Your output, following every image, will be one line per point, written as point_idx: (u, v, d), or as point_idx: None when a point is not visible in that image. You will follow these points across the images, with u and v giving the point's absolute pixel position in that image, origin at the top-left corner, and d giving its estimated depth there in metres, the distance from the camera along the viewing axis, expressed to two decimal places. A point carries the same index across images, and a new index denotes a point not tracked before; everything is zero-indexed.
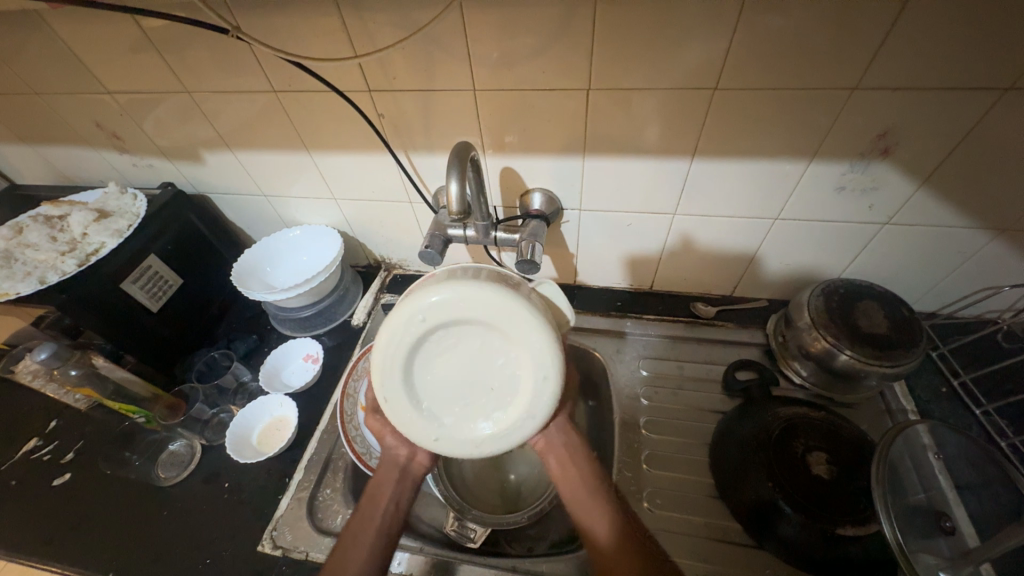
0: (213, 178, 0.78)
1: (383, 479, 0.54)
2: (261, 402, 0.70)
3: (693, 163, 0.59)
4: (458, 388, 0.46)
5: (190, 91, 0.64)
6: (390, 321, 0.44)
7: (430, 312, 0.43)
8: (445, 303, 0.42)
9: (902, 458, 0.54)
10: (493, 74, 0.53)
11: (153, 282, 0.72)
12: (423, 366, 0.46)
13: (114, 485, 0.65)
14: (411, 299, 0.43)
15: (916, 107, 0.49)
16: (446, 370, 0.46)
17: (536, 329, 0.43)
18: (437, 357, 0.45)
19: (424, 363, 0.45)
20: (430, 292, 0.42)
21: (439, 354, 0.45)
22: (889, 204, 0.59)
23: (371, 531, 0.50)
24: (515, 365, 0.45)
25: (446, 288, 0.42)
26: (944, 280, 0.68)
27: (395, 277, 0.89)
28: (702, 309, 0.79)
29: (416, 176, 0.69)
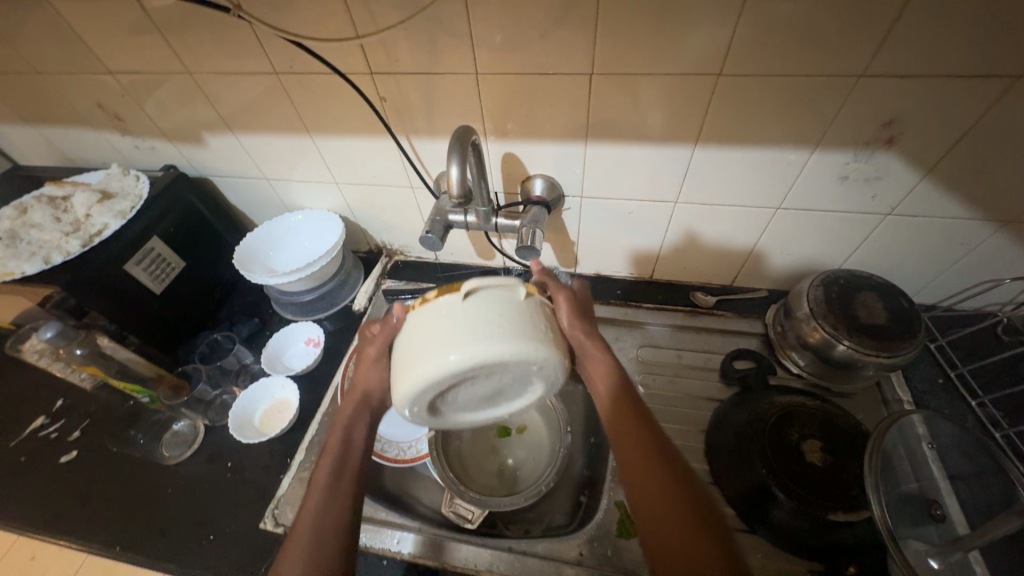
0: (215, 161, 0.78)
1: (346, 415, 0.54)
2: (262, 384, 0.71)
3: (695, 150, 0.59)
4: (487, 393, 0.49)
5: (192, 73, 0.63)
6: (403, 390, 0.42)
7: (445, 379, 0.41)
8: (459, 368, 0.40)
9: (896, 448, 0.55)
10: (496, 58, 0.53)
11: (156, 264, 0.72)
12: (448, 396, 0.47)
13: (119, 462, 0.67)
14: (424, 368, 0.40)
15: (921, 96, 0.48)
16: (467, 393, 0.48)
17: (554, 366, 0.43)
18: (460, 391, 0.47)
19: (450, 396, 0.47)
20: (443, 360, 0.39)
21: (461, 389, 0.46)
22: (892, 194, 0.59)
23: (345, 470, 0.50)
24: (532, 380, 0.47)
25: (460, 359, 0.39)
26: (945, 272, 0.67)
27: (396, 263, 0.90)
28: (701, 298, 0.79)
29: (417, 160, 0.68)
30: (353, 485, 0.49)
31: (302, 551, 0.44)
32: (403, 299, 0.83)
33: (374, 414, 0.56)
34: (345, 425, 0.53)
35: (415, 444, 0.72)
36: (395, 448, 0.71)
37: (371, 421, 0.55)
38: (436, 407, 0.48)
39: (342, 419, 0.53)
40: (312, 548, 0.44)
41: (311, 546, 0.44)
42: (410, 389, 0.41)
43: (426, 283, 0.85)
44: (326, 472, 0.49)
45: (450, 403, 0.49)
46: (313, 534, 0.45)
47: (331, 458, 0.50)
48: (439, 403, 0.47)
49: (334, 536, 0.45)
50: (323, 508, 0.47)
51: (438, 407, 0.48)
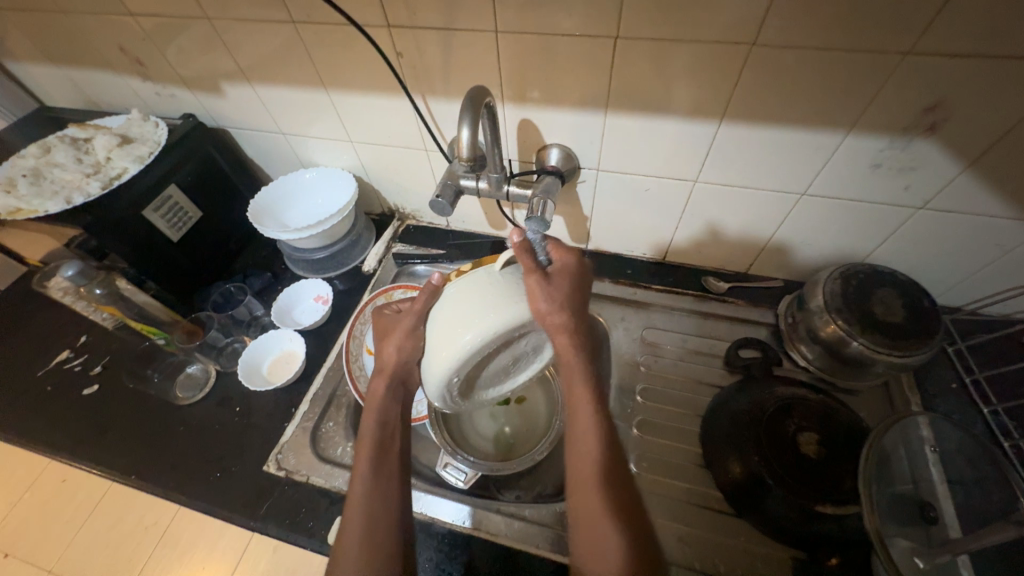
0: (233, 112, 0.78)
1: (380, 396, 0.57)
2: (270, 335, 0.73)
3: (720, 127, 0.56)
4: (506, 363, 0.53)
5: (209, 18, 0.62)
6: (435, 376, 0.46)
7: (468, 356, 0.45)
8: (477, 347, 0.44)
9: (895, 447, 0.54)
10: (517, 15, 0.50)
11: (173, 212, 0.74)
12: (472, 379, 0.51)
13: (136, 398, 0.70)
14: (449, 351, 0.45)
15: (971, 80, 0.45)
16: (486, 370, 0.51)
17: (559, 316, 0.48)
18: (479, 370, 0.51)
19: (472, 378, 0.51)
20: (464, 341, 0.44)
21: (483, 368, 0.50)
22: (926, 186, 0.55)
23: (386, 447, 0.55)
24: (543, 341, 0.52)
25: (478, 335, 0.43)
26: (975, 274, 0.64)
27: (407, 227, 0.90)
28: (714, 285, 0.77)
29: (432, 122, 0.67)
30: (397, 460, 0.55)
31: (359, 519, 0.49)
32: (412, 264, 0.83)
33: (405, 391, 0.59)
34: (381, 403, 0.57)
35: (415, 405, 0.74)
36: None
37: (403, 397, 0.59)
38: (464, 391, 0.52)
39: (376, 400, 0.57)
40: (368, 515, 0.49)
41: (366, 515, 0.49)
42: (442, 375, 0.46)
43: (436, 249, 0.85)
44: (370, 449, 0.54)
45: (474, 385, 0.52)
46: (368, 505, 0.50)
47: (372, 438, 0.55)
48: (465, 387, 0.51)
49: (387, 503, 0.51)
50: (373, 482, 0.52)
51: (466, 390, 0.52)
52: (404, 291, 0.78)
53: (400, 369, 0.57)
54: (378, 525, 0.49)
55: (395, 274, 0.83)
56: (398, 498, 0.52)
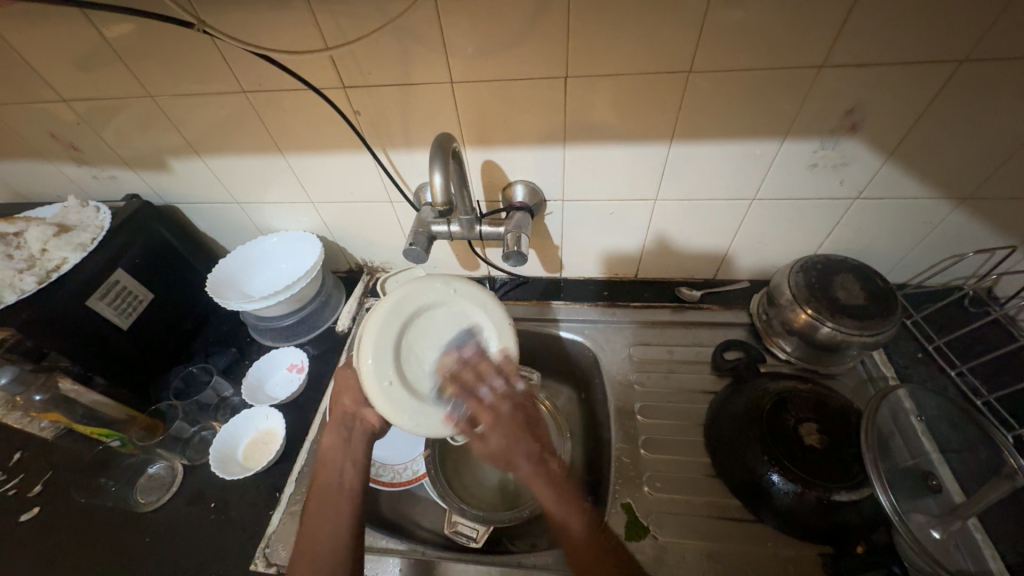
0: (182, 187, 0.75)
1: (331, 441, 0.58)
2: (244, 416, 0.67)
3: (671, 147, 0.60)
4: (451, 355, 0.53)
5: (154, 96, 0.61)
6: (367, 380, 0.50)
7: (376, 370, 0.50)
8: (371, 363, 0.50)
9: (888, 423, 0.56)
10: (470, 67, 0.53)
11: (121, 298, 0.68)
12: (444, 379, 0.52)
13: (87, 514, 0.61)
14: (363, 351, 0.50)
15: (877, 85, 0.51)
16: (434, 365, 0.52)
17: (409, 281, 0.53)
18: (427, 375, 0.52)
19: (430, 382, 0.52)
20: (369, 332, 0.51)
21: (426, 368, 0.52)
22: (858, 179, 0.61)
23: (334, 494, 0.53)
24: (449, 315, 0.54)
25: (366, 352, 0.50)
26: (913, 251, 0.70)
27: (378, 280, 0.87)
28: (687, 294, 0.80)
29: (395, 174, 0.67)
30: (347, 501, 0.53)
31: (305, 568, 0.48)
32: None
33: (353, 432, 0.59)
34: (327, 452, 0.57)
35: (411, 465, 0.69)
36: (390, 470, 0.69)
37: (350, 440, 0.58)
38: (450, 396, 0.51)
39: (328, 446, 0.57)
40: (312, 562, 0.48)
41: (311, 560, 0.48)
42: (368, 369, 0.50)
43: None
44: (316, 499, 0.53)
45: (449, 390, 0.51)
46: (312, 553, 0.49)
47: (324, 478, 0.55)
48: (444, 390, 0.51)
49: (331, 549, 0.49)
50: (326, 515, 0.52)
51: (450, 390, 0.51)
52: None
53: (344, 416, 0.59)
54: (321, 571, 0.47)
55: None
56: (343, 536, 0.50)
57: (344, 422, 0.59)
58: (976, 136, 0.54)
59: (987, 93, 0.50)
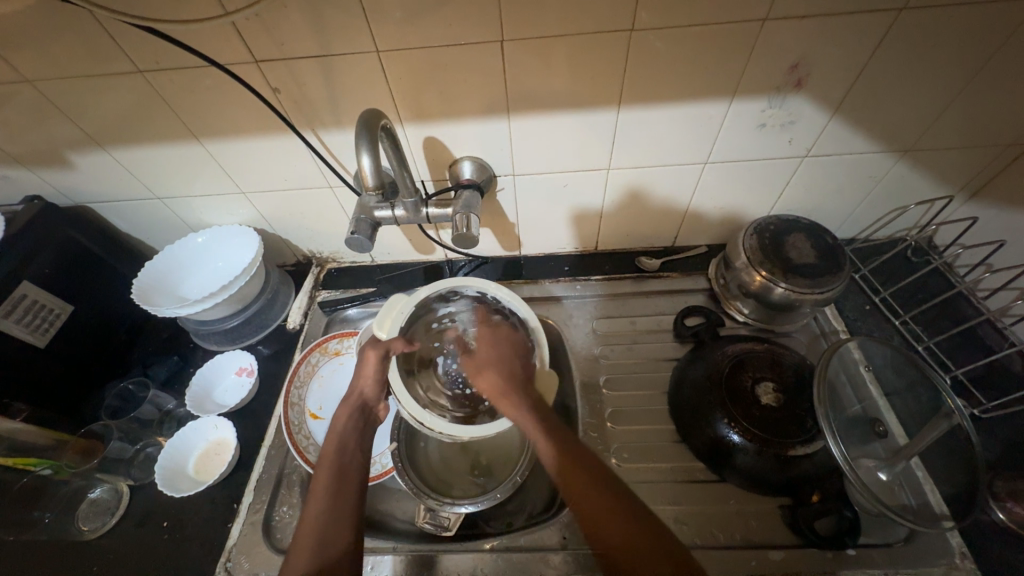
0: (91, 186, 0.67)
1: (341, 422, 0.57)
2: (185, 431, 0.63)
3: (620, 114, 0.57)
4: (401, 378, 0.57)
5: (34, 82, 0.53)
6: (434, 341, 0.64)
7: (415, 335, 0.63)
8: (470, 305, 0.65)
9: (837, 375, 0.58)
10: (397, 33, 0.48)
11: (33, 314, 0.62)
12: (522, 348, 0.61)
13: (24, 549, 0.57)
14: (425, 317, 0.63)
15: (821, 37, 0.50)
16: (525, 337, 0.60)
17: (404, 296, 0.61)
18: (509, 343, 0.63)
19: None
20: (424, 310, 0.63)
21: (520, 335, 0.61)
22: (807, 137, 0.61)
23: (343, 476, 0.51)
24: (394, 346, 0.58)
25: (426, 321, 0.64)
26: (860, 207, 0.72)
27: (329, 272, 0.83)
28: (647, 263, 0.79)
29: (330, 157, 0.62)
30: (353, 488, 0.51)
31: (308, 548, 0.45)
32: (342, 309, 0.77)
33: (369, 420, 0.58)
34: (340, 433, 0.56)
35: (380, 458, 0.67)
36: None
37: (365, 427, 0.57)
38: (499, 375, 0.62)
39: (335, 430, 0.56)
40: (316, 544, 0.45)
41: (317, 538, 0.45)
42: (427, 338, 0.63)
43: (365, 288, 0.80)
44: (326, 475, 0.51)
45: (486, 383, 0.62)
46: (317, 533, 0.46)
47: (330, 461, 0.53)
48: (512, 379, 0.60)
49: (338, 529, 0.47)
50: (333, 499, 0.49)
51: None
52: (340, 340, 0.72)
53: (360, 397, 0.59)
54: (325, 552, 0.45)
55: (326, 325, 0.77)
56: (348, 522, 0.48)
57: (361, 410, 0.58)
58: (916, 87, 0.54)
59: (926, 41, 0.50)
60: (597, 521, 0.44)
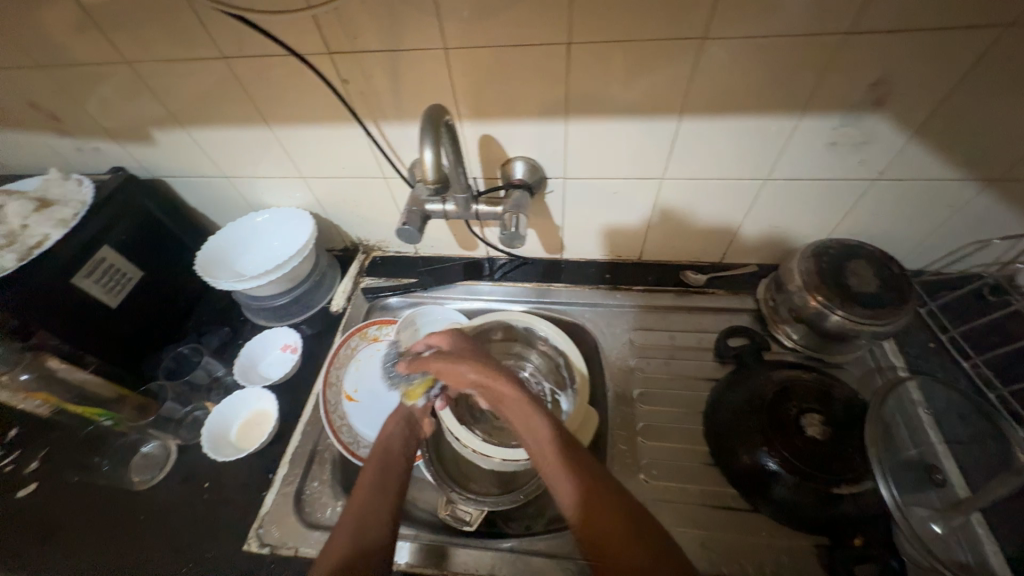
0: (169, 161, 0.72)
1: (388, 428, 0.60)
2: (230, 400, 0.66)
3: (680, 123, 0.56)
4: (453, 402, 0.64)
5: (131, 63, 0.57)
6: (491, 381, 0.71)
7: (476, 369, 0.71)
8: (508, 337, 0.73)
9: (894, 415, 0.54)
10: (465, 31, 0.49)
11: (109, 276, 0.67)
12: (555, 372, 0.70)
13: (84, 491, 0.62)
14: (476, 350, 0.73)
15: (907, 55, 0.47)
16: (562, 356, 0.69)
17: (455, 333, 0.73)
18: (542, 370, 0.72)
19: (543, 378, 0.71)
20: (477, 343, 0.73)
21: (557, 354, 0.70)
22: (880, 159, 0.57)
23: (387, 474, 0.54)
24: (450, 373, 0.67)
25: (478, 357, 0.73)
26: (933, 236, 0.67)
27: (373, 259, 0.85)
28: (692, 277, 0.77)
29: (388, 148, 0.64)
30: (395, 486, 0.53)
31: (348, 534, 0.47)
32: (384, 297, 0.79)
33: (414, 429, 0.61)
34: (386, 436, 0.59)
35: None
36: None
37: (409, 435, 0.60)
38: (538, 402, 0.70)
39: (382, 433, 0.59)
40: (355, 531, 0.47)
41: (357, 527, 0.48)
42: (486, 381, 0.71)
43: (407, 278, 0.82)
44: (371, 473, 0.54)
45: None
46: (360, 519, 0.49)
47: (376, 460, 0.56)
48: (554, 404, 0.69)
49: (378, 519, 0.49)
50: (376, 493, 0.52)
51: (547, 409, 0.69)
52: (380, 327, 0.74)
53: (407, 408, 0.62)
54: (362, 541, 0.47)
55: (367, 311, 0.79)
56: (388, 515, 0.50)
57: (408, 421, 0.61)
58: (1014, 113, 0.50)
59: None
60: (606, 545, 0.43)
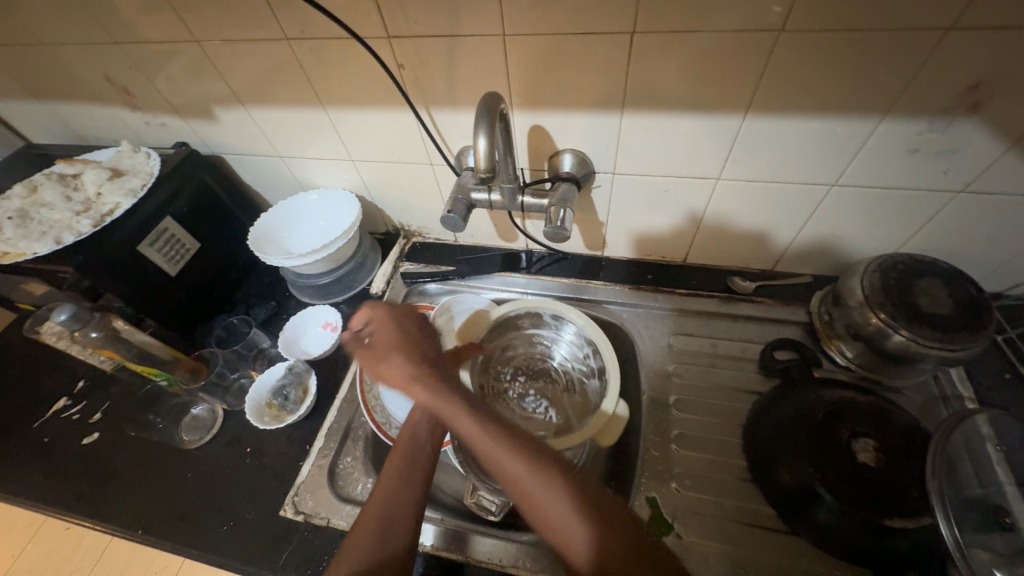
0: (228, 139, 0.75)
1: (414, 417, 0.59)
2: (278, 369, 0.70)
3: (744, 121, 0.53)
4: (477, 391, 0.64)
5: (200, 42, 0.60)
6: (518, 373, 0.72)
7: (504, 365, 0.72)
8: (535, 327, 0.73)
9: (959, 449, 0.50)
10: (526, 17, 0.48)
11: (170, 245, 0.71)
12: (582, 361, 0.70)
13: (140, 445, 0.66)
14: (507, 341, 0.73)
15: (1016, 56, 0.42)
16: (589, 344, 0.68)
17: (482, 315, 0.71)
18: (570, 358, 0.71)
19: (571, 366, 0.71)
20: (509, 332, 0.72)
21: (583, 344, 0.69)
22: (968, 169, 0.52)
23: (413, 465, 0.54)
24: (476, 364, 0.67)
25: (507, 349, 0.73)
26: (1019, 258, 0.61)
27: (414, 245, 0.86)
28: (740, 284, 0.73)
29: (437, 135, 0.64)
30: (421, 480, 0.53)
31: (374, 521, 0.48)
32: (422, 283, 0.80)
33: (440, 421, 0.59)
34: (413, 424, 0.58)
35: None
36: None
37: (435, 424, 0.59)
38: (565, 390, 0.70)
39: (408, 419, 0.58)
40: (382, 520, 0.48)
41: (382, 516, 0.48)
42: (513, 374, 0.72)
43: (446, 266, 0.82)
44: (398, 464, 0.53)
45: (553, 401, 0.70)
46: (386, 509, 0.49)
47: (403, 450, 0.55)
48: (581, 392, 0.69)
49: (401, 515, 0.49)
50: (402, 484, 0.52)
51: (574, 396, 0.69)
52: None
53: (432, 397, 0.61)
54: (388, 533, 0.47)
55: (405, 295, 0.80)
56: (412, 509, 0.50)
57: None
58: None
59: None
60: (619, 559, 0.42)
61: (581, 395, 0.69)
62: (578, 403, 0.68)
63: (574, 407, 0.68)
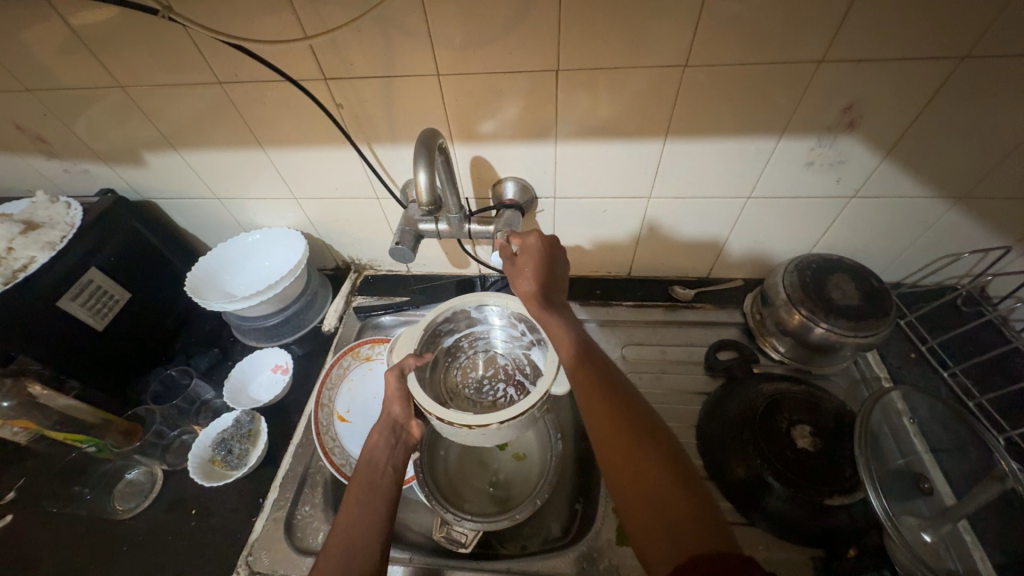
0: (159, 183, 0.72)
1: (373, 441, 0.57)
2: (226, 420, 0.66)
3: (666, 144, 0.58)
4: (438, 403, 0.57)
5: (124, 87, 0.58)
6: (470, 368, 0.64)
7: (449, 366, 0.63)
8: (466, 323, 0.63)
9: (881, 426, 0.55)
10: (458, 58, 0.51)
11: (96, 298, 0.66)
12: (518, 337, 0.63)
13: (63, 523, 0.60)
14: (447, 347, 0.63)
15: (876, 83, 0.50)
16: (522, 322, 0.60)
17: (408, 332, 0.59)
18: (508, 339, 0.64)
19: (512, 347, 0.64)
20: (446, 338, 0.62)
21: (516, 323, 0.61)
22: (855, 177, 0.60)
23: (374, 490, 0.52)
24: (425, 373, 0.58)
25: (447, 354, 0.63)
26: (907, 251, 0.70)
27: (365, 278, 0.85)
28: (681, 292, 0.78)
29: (381, 170, 0.65)
30: (384, 503, 0.51)
31: (334, 558, 0.46)
32: (376, 316, 0.79)
33: (400, 438, 0.57)
34: (371, 450, 0.56)
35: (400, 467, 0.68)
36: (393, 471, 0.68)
37: (395, 444, 0.57)
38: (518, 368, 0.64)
39: (365, 445, 0.56)
40: (343, 554, 0.46)
41: (343, 550, 0.46)
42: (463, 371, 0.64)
43: (399, 296, 0.82)
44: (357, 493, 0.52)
45: (511, 383, 0.63)
46: (347, 543, 0.47)
47: (363, 478, 0.53)
48: (531, 364, 0.63)
49: (362, 547, 0.47)
50: (363, 512, 0.50)
51: (527, 370, 0.63)
52: (372, 346, 0.74)
53: (388, 416, 0.57)
54: (349, 567, 0.45)
55: (359, 330, 0.78)
56: (375, 538, 0.48)
57: (393, 428, 0.58)
58: (975, 135, 0.53)
59: (990, 89, 0.49)
60: (638, 480, 0.42)
61: (533, 367, 0.62)
62: (533, 375, 0.62)
63: (532, 381, 0.62)
